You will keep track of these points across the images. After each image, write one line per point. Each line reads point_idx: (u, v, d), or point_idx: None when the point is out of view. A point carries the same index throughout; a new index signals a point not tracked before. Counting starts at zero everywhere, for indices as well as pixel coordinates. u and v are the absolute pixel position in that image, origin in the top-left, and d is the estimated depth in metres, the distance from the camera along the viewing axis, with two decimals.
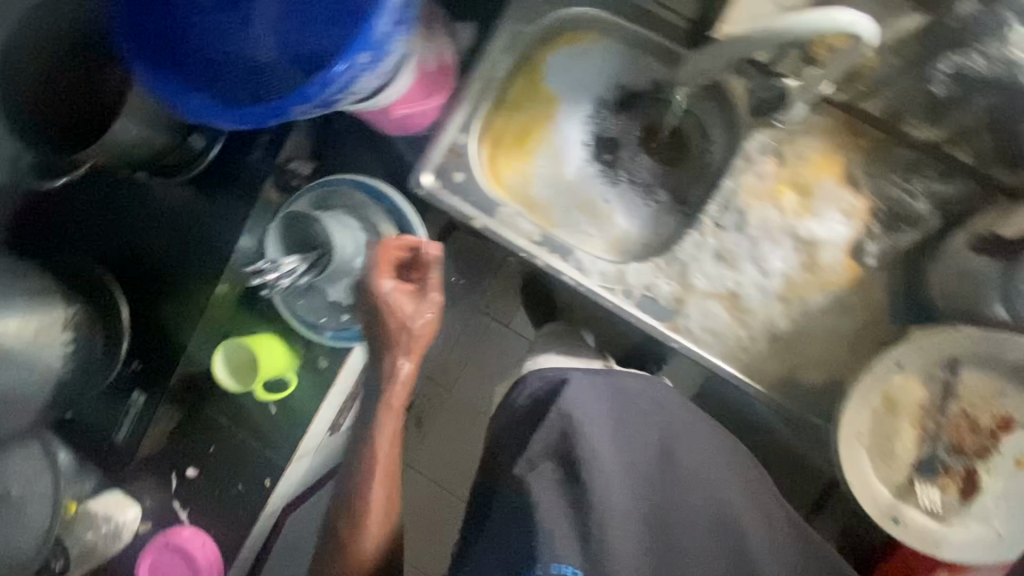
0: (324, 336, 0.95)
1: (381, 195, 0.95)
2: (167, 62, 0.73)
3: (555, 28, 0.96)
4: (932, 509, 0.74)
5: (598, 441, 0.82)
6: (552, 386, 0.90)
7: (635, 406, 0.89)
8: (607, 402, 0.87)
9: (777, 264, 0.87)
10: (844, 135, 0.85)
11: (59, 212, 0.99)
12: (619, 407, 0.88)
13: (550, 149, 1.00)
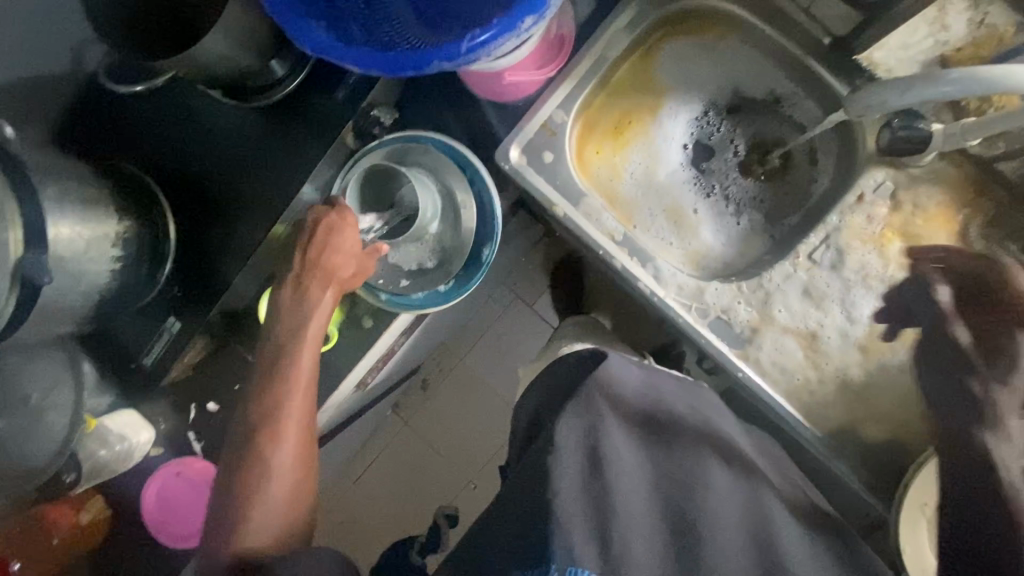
0: (379, 298, 0.89)
1: (463, 160, 0.89)
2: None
3: (681, 15, 0.89)
4: None
5: (618, 434, 0.70)
6: (582, 364, 0.77)
7: (663, 403, 0.76)
8: (637, 394, 0.75)
9: (866, 312, 0.83)
10: (967, 192, 0.81)
11: (118, 114, 0.92)
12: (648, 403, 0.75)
13: (647, 145, 0.94)
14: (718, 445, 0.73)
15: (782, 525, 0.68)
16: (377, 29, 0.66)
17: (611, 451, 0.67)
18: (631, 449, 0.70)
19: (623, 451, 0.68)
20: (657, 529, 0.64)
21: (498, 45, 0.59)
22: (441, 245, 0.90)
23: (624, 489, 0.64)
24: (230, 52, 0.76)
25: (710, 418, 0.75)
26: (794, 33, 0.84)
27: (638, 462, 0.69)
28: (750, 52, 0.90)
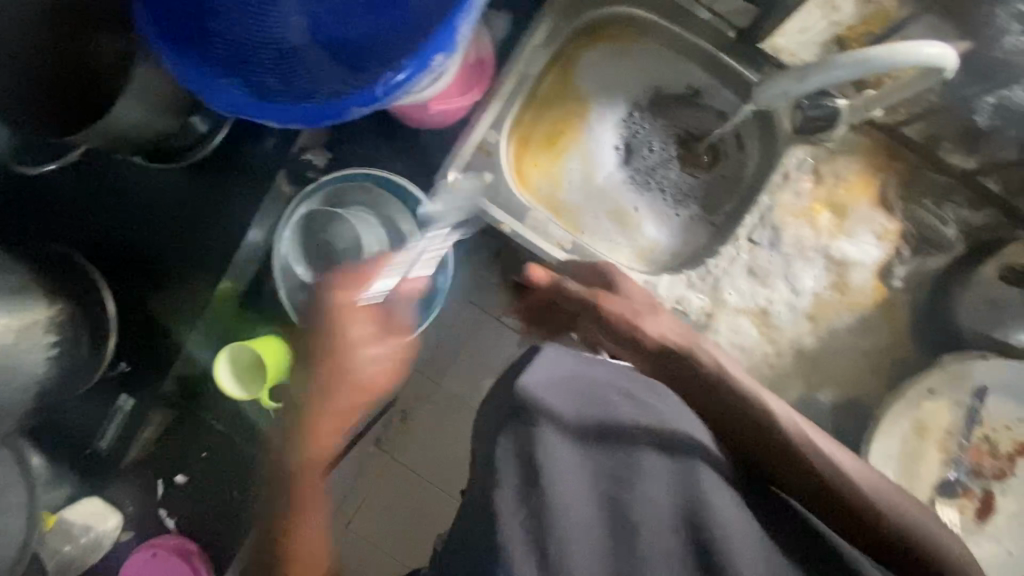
0: None
1: (403, 194, 0.89)
2: (192, 35, 0.65)
3: (592, 26, 0.92)
4: (950, 529, 0.76)
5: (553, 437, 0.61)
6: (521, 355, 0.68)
7: (602, 393, 0.64)
8: (577, 392, 0.64)
9: (808, 283, 0.87)
10: (882, 157, 0.86)
11: (34, 193, 0.87)
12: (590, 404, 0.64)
13: (580, 152, 0.96)
14: (670, 442, 0.61)
15: (745, 520, 0.59)
16: (293, 73, 0.66)
17: (546, 472, 0.59)
18: (573, 461, 0.61)
19: (562, 468, 0.60)
20: (602, 547, 0.58)
21: (415, 81, 0.61)
22: None
23: (561, 513, 0.57)
24: (144, 116, 0.74)
25: (651, 403, 0.64)
26: (702, 30, 0.89)
27: (580, 474, 0.60)
28: (663, 50, 0.93)
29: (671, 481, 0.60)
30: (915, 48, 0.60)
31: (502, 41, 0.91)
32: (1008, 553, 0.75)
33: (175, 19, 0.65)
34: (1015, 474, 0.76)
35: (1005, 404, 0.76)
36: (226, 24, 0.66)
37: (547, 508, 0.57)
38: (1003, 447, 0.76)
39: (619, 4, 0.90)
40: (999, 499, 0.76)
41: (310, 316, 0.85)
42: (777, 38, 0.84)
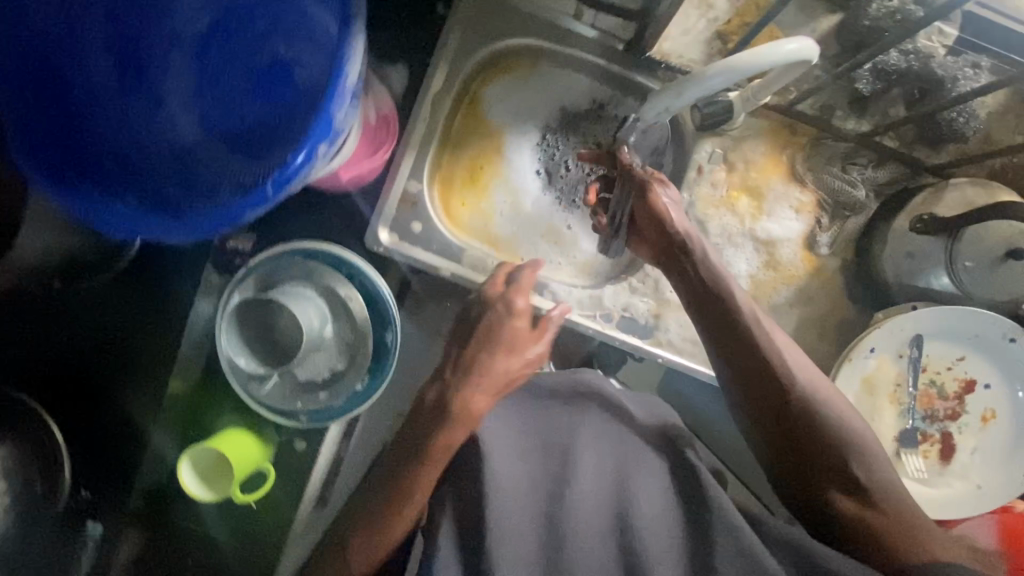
0: (302, 421, 0.88)
1: (334, 258, 0.88)
2: (79, 165, 0.63)
3: (489, 61, 0.92)
4: (918, 475, 0.79)
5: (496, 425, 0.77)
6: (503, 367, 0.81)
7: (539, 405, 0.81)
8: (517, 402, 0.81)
9: (742, 266, 0.90)
10: (784, 136, 0.90)
11: None
12: (533, 396, 0.81)
13: (503, 184, 0.95)
14: (593, 429, 0.78)
15: (646, 497, 0.73)
16: (189, 172, 0.66)
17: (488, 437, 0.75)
18: (512, 433, 0.77)
19: (503, 436, 0.75)
20: (528, 518, 0.71)
21: (306, 169, 0.60)
22: (346, 344, 0.88)
23: (497, 481, 0.70)
24: (52, 242, 0.75)
25: (582, 414, 0.79)
26: (592, 47, 0.91)
27: (517, 452, 0.75)
28: (562, 70, 0.93)
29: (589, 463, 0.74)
30: (782, 45, 0.59)
31: (404, 92, 0.92)
32: (977, 486, 0.78)
33: (54, 150, 0.62)
34: (967, 411, 0.79)
35: (944, 346, 0.79)
36: (114, 141, 0.65)
37: (487, 471, 0.71)
38: (951, 388, 0.79)
39: (511, 35, 0.90)
40: (957, 437, 0.79)
41: (268, 403, 0.85)
42: (663, 44, 0.88)
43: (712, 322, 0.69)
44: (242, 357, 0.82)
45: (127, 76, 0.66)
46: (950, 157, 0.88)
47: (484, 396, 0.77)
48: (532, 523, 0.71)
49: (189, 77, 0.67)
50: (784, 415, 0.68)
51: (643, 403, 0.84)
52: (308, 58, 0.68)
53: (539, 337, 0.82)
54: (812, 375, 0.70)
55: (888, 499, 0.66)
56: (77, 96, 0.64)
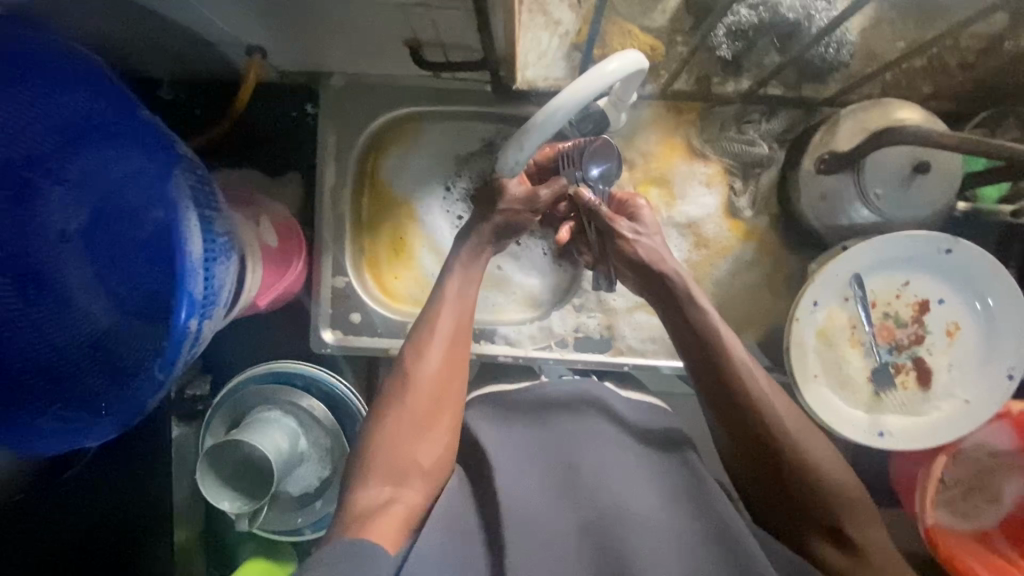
0: (308, 532, 0.92)
1: (290, 375, 0.91)
2: (14, 395, 0.65)
3: (372, 140, 0.93)
4: (902, 407, 0.78)
5: (497, 444, 0.74)
6: (492, 416, 0.80)
7: (533, 423, 0.77)
8: (514, 421, 0.78)
9: (673, 254, 0.90)
10: (672, 119, 0.90)
11: None
12: (528, 415, 0.78)
13: (426, 247, 0.95)
14: (597, 435, 0.75)
15: (647, 499, 0.69)
16: (112, 359, 0.68)
17: (494, 454, 0.72)
18: (514, 449, 0.74)
19: (506, 451, 0.73)
20: (541, 527, 0.66)
21: (189, 350, 0.55)
22: (325, 449, 0.90)
23: (509, 496, 0.67)
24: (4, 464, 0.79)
25: (579, 430, 0.75)
26: (462, 95, 0.92)
27: (523, 466, 0.72)
28: (444, 124, 0.94)
29: (596, 469, 0.71)
30: (617, 62, 0.61)
31: (304, 198, 0.95)
32: (965, 402, 0.76)
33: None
34: (930, 331, 0.78)
35: (885, 275, 0.78)
36: (34, 357, 0.66)
37: (497, 485, 0.68)
38: (906, 314, 0.78)
39: (383, 110, 0.91)
40: (929, 359, 0.78)
41: (274, 524, 0.91)
42: (525, 73, 0.89)
43: (693, 350, 0.73)
44: (225, 501, 0.77)
45: (27, 288, 0.67)
46: (838, 87, 0.87)
47: (440, 354, 0.73)
48: (542, 531, 0.66)
49: (88, 267, 0.71)
50: (761, 425, 0.70)
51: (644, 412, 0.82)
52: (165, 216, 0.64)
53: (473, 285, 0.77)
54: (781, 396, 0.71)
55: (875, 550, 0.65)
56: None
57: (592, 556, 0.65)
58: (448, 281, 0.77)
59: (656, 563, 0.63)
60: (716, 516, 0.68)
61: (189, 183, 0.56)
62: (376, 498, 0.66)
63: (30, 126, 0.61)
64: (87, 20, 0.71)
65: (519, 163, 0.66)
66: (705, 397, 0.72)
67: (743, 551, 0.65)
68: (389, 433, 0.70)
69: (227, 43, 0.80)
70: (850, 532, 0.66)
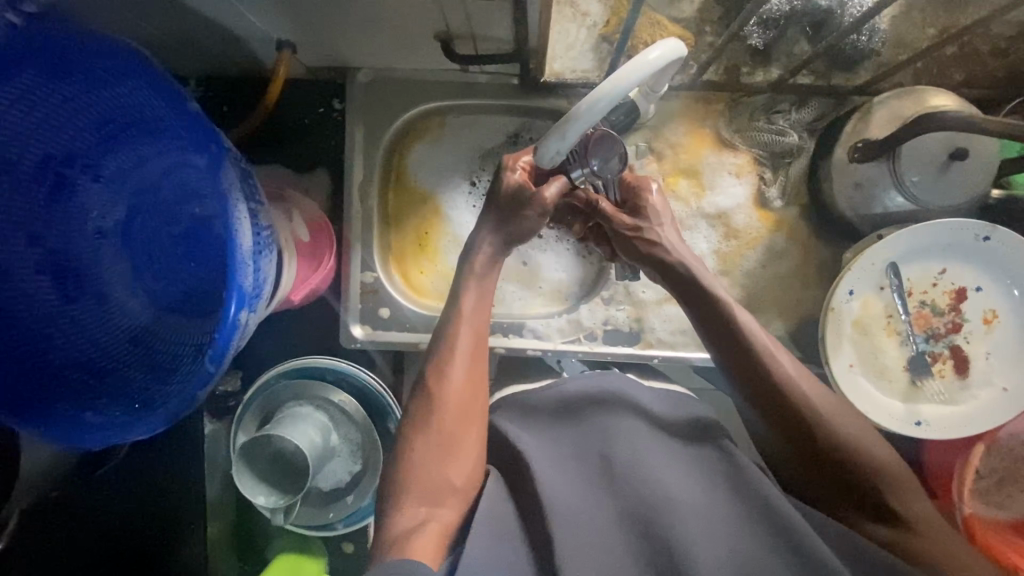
0: (340, 527, 0.92)
1: (320, 370, 0.91)
2: (44, 396, 0.64)
3: (399, 135, 0.93)
4: (939, 396, 0.78)
5: (529, 442, 0.75)
6: (520, 414, 0.80)
7: (563, 421, 0.78)
8: (544, 420, 0.79)
9: (703, 246, 0.89)
10: (700, 110, 0.89)
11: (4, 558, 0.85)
12: (554, 416, 0.79)
13: (452, 242, 0.95)
14: (629, 430, 0.74)
15: (688, 490, 0.68)
16: (149, 351, 0.69)
17: (529, 454, 0.72)
18: (546, 450, 0.74)
19: (539, 448, 0.74)
20: (584, 523, 0.66)
21: (236, 340, 0.55)
22: (356, 444, 0.90)
23: (550, 495, 0.67)
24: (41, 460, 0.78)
25: (609, 425, 0.75)
26: (488, 88, 0.91)
27: (558, 465, 0.72)
28: (470, 118, 0.94)
29: (632, 462, 0.70)
30: (658, 49, 0.61)
31: (331, 193, 0.95)
32: (1004, 390, 0.76)
33: (28, 390, 0.64)
34: (967, 319, 0.78)
35: (921, 264, 0.77)
36: (73, 358, 0.66)
37: (536, 481, 0.69)
38: (943, 302, 0.78)
39: (411, 105, 0.91)
40: (967, 347, 0.77)
41: (305, 520, 0.91)
42: (553, 65, 0.89)
43: (733, 355, 0.71)
44: (261, 496, 0.77)
45: (66, 287, 0.67)
46: (868, 75, 0.87)
47: (462, 370, 0.73)
48: (587, 527, 0.66)
49: (124, 262, 0.73)
50: (802, 415, 0.69)
51: (673, 404, 0.81)
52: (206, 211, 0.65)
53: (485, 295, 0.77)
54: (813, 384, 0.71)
55: (926, 527, 0.65)
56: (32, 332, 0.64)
57: (640, 548, 0.65)
58: (463, 299, 0.76)
59: (705, 551, 0.62)
60: (761, 499, 0.67)
61: (237, 174, 0.56)
62: (412, 520, 0.66)
63: (68, 120, 0.61)
64: (124, 16, 0.71)
65: (558, 155, 0.66)
66: (751, 403, 0.71)
67: (796, 536, 0.63)
68: (419, 456, 0.69)
69: (258, 38, 0.80)
70: (891, 502, 0.66)
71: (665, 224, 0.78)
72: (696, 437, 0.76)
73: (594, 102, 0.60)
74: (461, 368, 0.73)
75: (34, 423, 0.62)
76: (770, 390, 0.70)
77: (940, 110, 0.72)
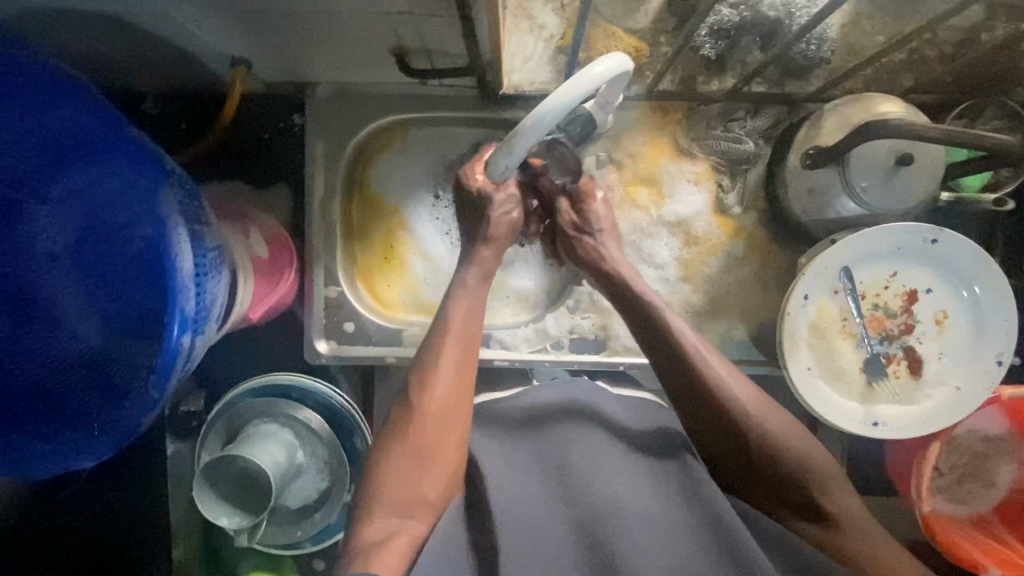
0: (308, 545, 0.92)
1: (285, 387, 0.90)
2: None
3: (360, 148, 0.93)
4: (895, 397, 0.79)
5: (490, 455, 0.74)
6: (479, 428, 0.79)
7: (523, 434, 0.77)
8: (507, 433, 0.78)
9: (664, 253, 0.90)
10: (658, 119, 0.90)
11: None
12: (512, 425, 0.78)
13: (417, 254, 0.95)
14: (591, 441, 0.73)
15: (641, 499, 0.68)
16: (107, 378, 0.67)
17: (486, 465, 0.72)
18: (506, 461, 0.73)
19: (499, 462, 0.73)
20: (539, 533, 0.65)
21: (182, 364, 0.55)
22: (323, 460, 0.90)
23: (505, 507, 0.66)
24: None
25: (569, 435, 0.74)
26: (450, 100, 0.91)
27: (517, 475, 0.71)
28: (433, 130, 0.94)
29: (585, 469, 0.70)
30: (602, 63, 0.62)
31: (293, 208, 0.95)
32: (957, 389, 0.78)
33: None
34: (919, 320, 0.79)
35: (874, 267, 0.79)
36: (25, 379, 0.66)
37: (491, 495, 0.67)
38: (896, 304, 0.79)
39: (372, 119, 0.91)
40: (920, 348, 0.79)
41: (271, 539, 0.89)
42: (511, 77, 0.89)
43: (675, 380, 0.73)
44: (224, 517, 0.75)
45: (16, 312, 0.67)
46: (821, 83, 0.88)
47: (448, 380, 0.72)
48: (542, 537, 0.65)
49: (76, 283, 0.70)
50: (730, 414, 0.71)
51: (641, 413, 0.81)
52: (153, 230, 0.62)
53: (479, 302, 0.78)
54: (748, 389, 0.72)
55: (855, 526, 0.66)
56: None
57: (585, 557, 0.64)
58: (453, 311, 0.76)
59: (648, 559, 0.62)
60: (712, 508, 0.66)
61: (177, 199, 0.56)
62: (382, 531, 0.65)
63: (11, 145, 0.61)
64: (72, 36, 0.71)
65: (510, 168, 0.67)
66: (693, 425, 0.73)
67: (740, 549, 0.63)
68: (394, 467, 0.68)
69: (211, 55, 0.79)
70: (822, 502, 0.67)
71: (604, 232, 0.83)
72: (659, 445, 0.75)
73: (542, 116, 0.60)
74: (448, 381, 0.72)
75: None
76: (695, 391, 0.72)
77: (886, 117, 0.74)
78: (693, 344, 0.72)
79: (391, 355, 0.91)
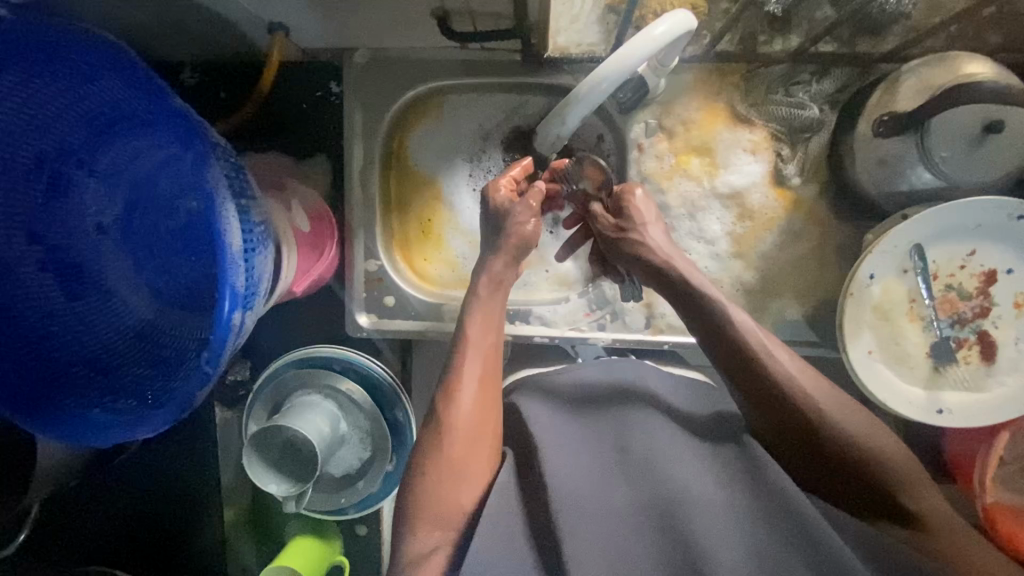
0: (351, 513, 0.93)
1: (326, 361, 0.90)
2: (47, 397, 0.64)
3: (399, 117, 0.90)
4: (963, 383, 0.74)
5: (545, 426, 0.70)
6: (536, 397, 0.76)
7: (585, 410, 0.74)
8: (566, 409, 0.74)
9: (716, 227, 0.86)
10: (714, 83, 0.84)
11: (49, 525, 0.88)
12: (574, 408, 0.74)
13: (456, 227, 0.93)
14: (652, 425, 0.70)
15: (704, 483, 0.63)
16: (156, 350, 0.68)
17: (540, 436, 0.69)
18: (563, 434, 0.70)
19: (555, 435, 0.69)
20: (596, 512, 0.61)
21: (232, 342, 0.54)
22: (365, 431, 0.91)
23: (560, 488, 0.62)
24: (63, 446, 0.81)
25: (626, 418, 0.71)
26: (491, 67, 0.87)
27: (573, 453, 0.67)
28: (472, 97, 0.91)
29: (649, 454, 0.66)
30: (663, 22, 0.59)
31: (331, 181, 0.93)
32: None
33: (31, 386, 0.64)
34: (997, 303, 0.74)
35: (947, 247, 0.73)
36: (76, 351, 0.66)
37: (547, 468, 0.64)
38: (970, 285, 0.74)
39: (411, 86, 0.88)
40: (995, 332, 0.73)
41: (318, 505, 0.92)
42: (557, 39, 0.85)
43: (743, 377, 0.68)
44: (272, 484, 0.77)
45: (69, 284, 0.68)
46: (898, 41, 0.81)
47: (474, 392, 0.70)
48: (604, 517, 0.60)
49: (126, 259, 0.71)
50: (780, 404, 0.66)
51: (681, 393, 0.77)
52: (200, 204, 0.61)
53: (499, 296, 0.77)
54: (812, 379, 0.68)
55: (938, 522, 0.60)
56: (42, 331, 0.65)
57: (655, 544, 0.59)
58: (470, 322, 0.75)
59: (725, 549, 0.57)
60: (786, 495, 0.62)
61: (224, 170, 0.56)
62: (425, 545, 0.63)
63: (62, 118, 0.61)
64: (109, 3, 0.69)
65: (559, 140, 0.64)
66: (748, 406, 0.68)
67: (815, 531, 0.58)
68: (430, 480, 0.66)
69: (248, 21, 0.77)
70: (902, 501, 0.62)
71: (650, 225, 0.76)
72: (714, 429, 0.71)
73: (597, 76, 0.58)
74: (474, 387, 0.71)
75: (34, 424, 0.62)
76: (745, 376, 0.68)
77: (975, 78, 0.67)
78: (756, 340, 0.68)
79: (430, 330, 0.90)
